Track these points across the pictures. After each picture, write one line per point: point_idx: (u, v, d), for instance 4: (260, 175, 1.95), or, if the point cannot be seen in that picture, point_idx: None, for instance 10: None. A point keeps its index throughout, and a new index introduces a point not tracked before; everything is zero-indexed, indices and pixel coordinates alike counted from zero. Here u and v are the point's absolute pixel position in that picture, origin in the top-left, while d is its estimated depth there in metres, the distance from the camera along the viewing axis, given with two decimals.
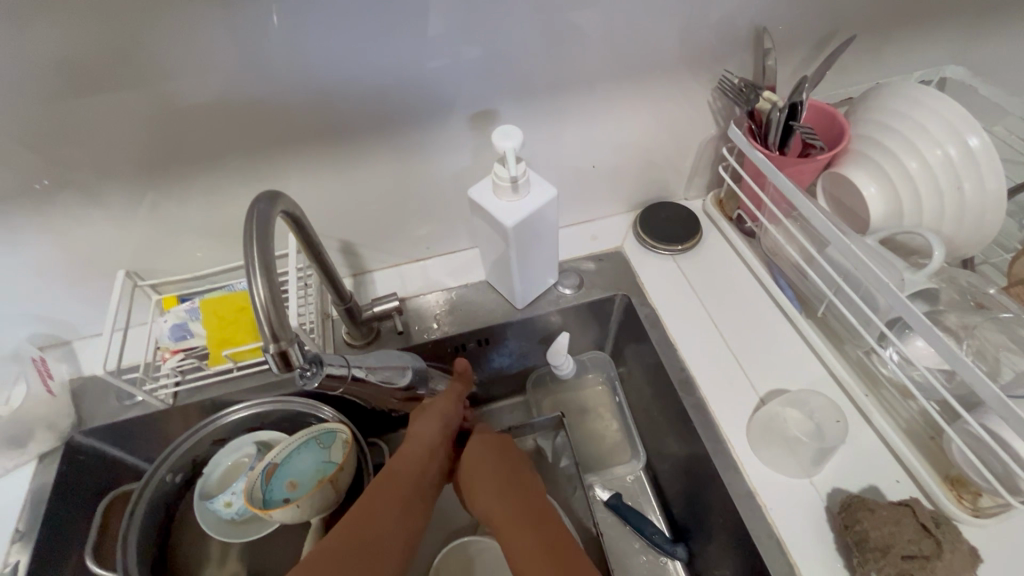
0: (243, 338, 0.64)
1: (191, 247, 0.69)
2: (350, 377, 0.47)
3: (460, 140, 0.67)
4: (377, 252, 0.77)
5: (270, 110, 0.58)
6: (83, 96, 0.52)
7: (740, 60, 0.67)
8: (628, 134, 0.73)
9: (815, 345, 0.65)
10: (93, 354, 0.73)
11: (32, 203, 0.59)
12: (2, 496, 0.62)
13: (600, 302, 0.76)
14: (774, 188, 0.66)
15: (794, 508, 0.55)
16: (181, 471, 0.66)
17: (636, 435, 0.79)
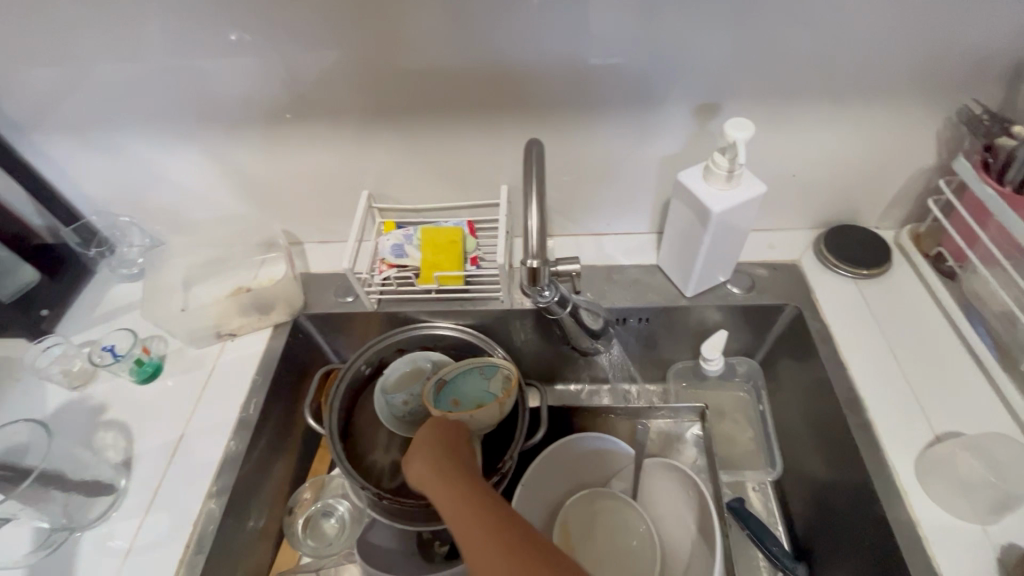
0: (450, 266, 0.76)
1: (416, 182, 0.81)
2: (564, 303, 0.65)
3: (672, 128, 0.72)
4: (562, 219, 0.84)
5: (519, 76, 0.67)
6: (388, 42, 0.65)
7: (987, 92, 0.65)
8: (839, 149, 0.73)
9: (1009, 398, 0.61)
10: (319, 255, 0.88)
11: (321, 121, 0.74)
12: (246, 346, 0.78)
13: (767, 309, 0.77)
14: (997, 225, 0.63)
15: (960, 549, 0.53)
16: (372, 365, 0.79)
17: (776, 448, 0.77)
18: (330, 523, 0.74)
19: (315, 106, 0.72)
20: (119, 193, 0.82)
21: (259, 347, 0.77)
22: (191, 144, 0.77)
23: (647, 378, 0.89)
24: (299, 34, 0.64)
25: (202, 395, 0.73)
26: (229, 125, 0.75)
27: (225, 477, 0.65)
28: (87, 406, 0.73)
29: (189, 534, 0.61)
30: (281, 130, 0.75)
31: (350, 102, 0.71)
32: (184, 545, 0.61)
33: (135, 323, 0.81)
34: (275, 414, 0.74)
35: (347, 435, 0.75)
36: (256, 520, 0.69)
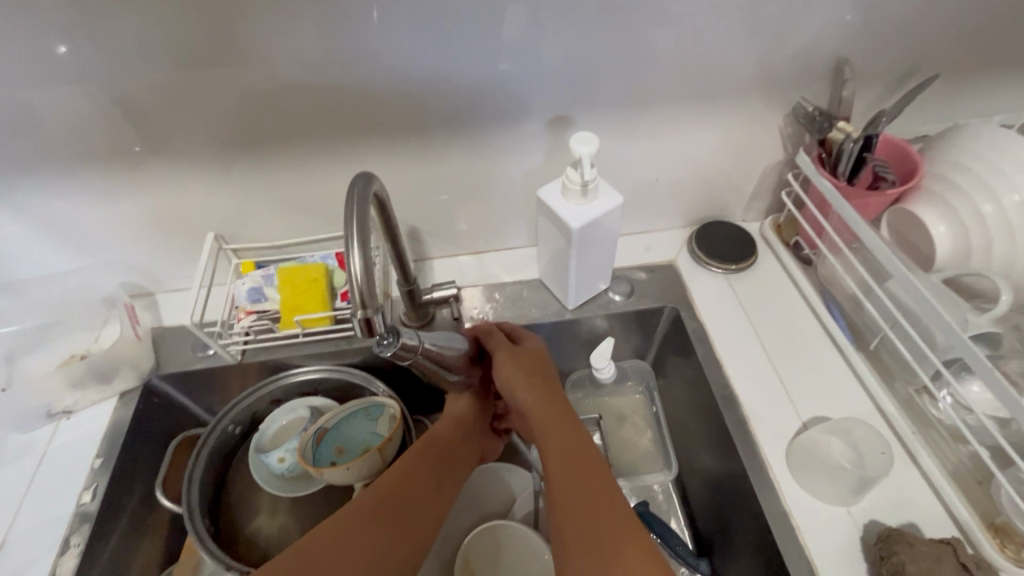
0: (314, 306, 0.70)
1: (273, 217, 0.74)
2: (420, 350, 0.53)
3: (532, 142, 0.70)
4: (439, 241, 0.81)
5: (360, 100, 0.63)
6: (205, 73, 0.58)
7: (816, 89, 0.68)
8: (696, 151, 0.74)
9: (863, 377, 0.65)
10: (174, 306, 0.79)
11: (145, 161, 0.65)
12: (84, 423, 0.68)
13: (648, 312, 0.78)
14: (838, 216, 0.67)
15: (830, 534, 0.55)
16: (241, 423, 0.72)
17: (671, 447, 0.78)
18: None
19: (132, 146, 0.64)
20: None
21: (101, 423, 0.68)
22: None
23: None
24: (93, 68, 0.56)
25: (30, 489, 0.62)
26: (32, 175, 0.65)
27: None
28: None
29: None
30: (98, 174, 0.66)
31: (174, 139, 0.64)
32: None
33: None
34: (127, 497, 0.65)
35: (218, 504, 0.68)
36: None
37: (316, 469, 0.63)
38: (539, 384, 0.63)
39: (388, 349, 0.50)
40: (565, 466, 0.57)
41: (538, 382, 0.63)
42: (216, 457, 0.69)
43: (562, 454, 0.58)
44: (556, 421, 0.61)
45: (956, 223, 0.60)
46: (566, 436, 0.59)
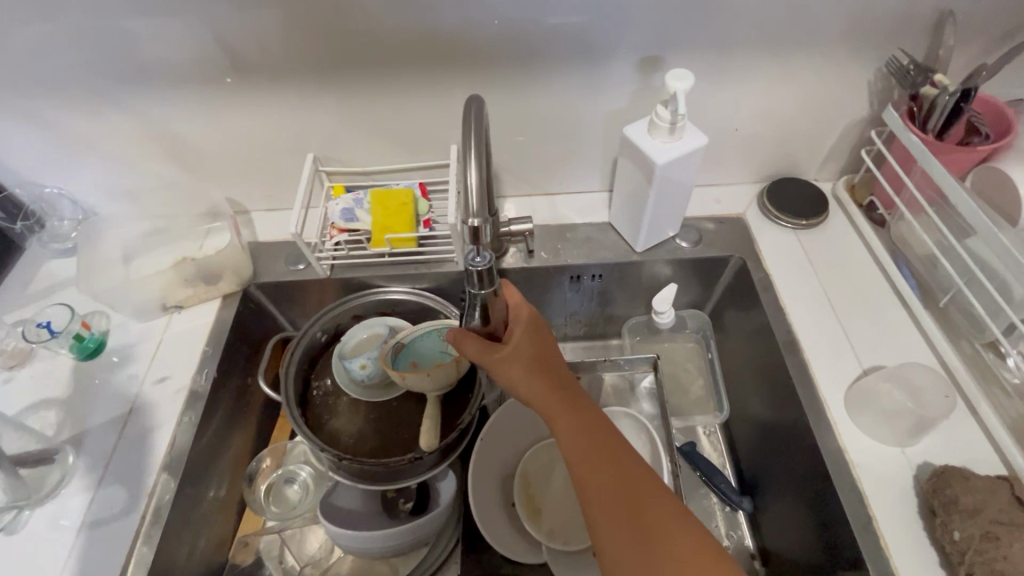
0: (402, 228, 0.75)
1: (365, 144, 0.79)
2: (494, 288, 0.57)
3: (620, 83, 0.72)
4: (515, 179, 0.85)
5: (462, 32, 0.66)
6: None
7: (913, 42, 0.68)
8: (779, 103, 0.75)
9: (929, 332, 0.66)
10: (268, 224, 0.86)
11: (259, 82, 0.71)
12: (194, 318, 0.76)
13: (714, 261, 0.80)
14: (921, 172, 0.67)
15: (882, 471, 0.58)
16: (327, 333, 0.79)
17: (723, 392, 0.81)
18: (290, 493, 0.73)
19: (251, 67, 0.69)
20: (43, 166, 0.77)
21: (208, 319, 0.75)
22: (120, 109, 0.72)
23: (604, 334, 0.92)
24: None
25: (150, 368, 0.71)
26: (161, 89, 0.71)
27: (180, 449, 0.64)
28: (24, 386, 0.70)
29: (145, 504, 0.60)
30: (218, 92, 0.72)
31: (288, 63, 0.69)
32: (140, 516, 0.60)
33: (72, 299, 0.78)
34: (229, 385, 0.73)
35: (304, 401, 0.75)
36: (217, 490, 0.69)
37: (399, 374, 0.69)
38: (542, 364, 0.60)
39: (476, 269, 0.53)
40: (586, 449, 0.55)
41: (543, 359, 0.61)
42: (305, 359, 0.76)
43: (583, 436, 0.56)
44: (566, 400, 0.58)
45: None
46: (580, 420, 0.57)
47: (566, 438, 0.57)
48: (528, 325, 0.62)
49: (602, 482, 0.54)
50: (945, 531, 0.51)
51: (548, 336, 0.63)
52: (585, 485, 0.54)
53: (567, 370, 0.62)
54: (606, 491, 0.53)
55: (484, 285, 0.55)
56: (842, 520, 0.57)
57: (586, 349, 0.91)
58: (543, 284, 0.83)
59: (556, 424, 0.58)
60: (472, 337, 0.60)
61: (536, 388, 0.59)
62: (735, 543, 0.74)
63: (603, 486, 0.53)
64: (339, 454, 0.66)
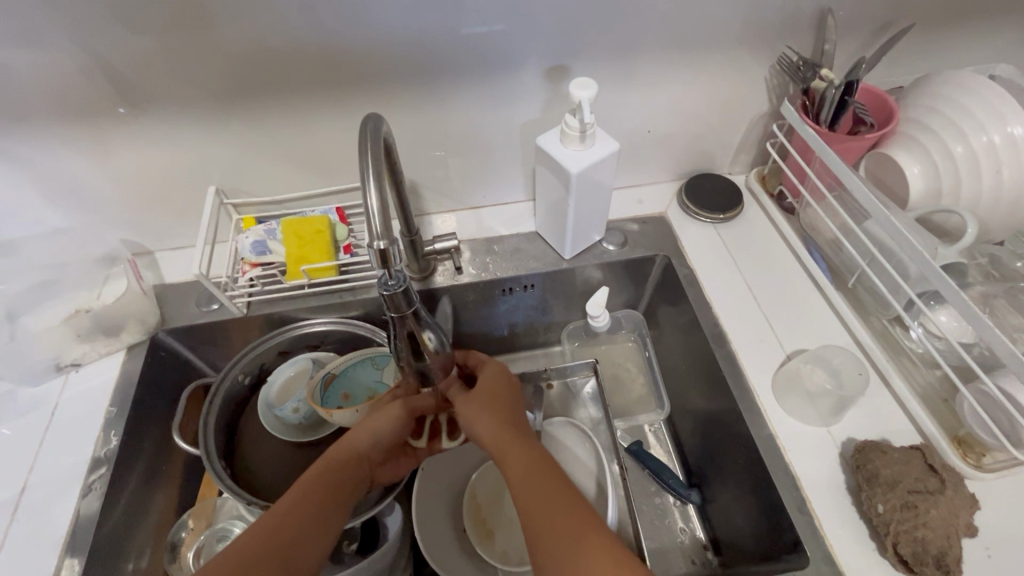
0: (320, 257, 0.71)
1: (272, 172, 0.75)
2: (415, 313, 0.52)
3: (531, 94, 0.72)
4: (437, 196, 0.83)
5: (362, 54, 0.64)
6: (208, 24, 0.58)
7: (800, 40, 0.71)
8: (685, 104, 0.77)
9: (841, 312, 0.70)
10: (175, 264, 0.80)
11: (146, 116, 0.66)
12: (95, 376, 0.69)
13: (641, 261, 0.81)
14: (820, 162, 0.71)
15: (813, 451, 0.60)
16: (250, 374, 0.73)
17: (663, 389, 0.82)
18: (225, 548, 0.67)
19: (134, 100, 0.64)
20: None
21: (111, 375, 0.69)
22: None
23: (544, 342, 0.91)
24: (93, 18, 0.56)
25: (46, 438, 0.64)
26: (30, 129, 0.64)
27: (86, 525, 0.58)
28: None
29: None
30: (99, 129, 0.66)
31: (176, 94, 0.64)
32: None
33: None
34: (141, 445, 0.67)
35: (232, 453, 0.69)
36: (136, 562, 0.63)
37: (326, 410, 0.65)
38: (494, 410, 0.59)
39: (389, 292, 0.49)
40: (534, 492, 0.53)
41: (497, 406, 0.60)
42: (228, 405, 0.70)
43: (534, 474, 0.54)
44: (518, 438, 0.57)
45: (928, 165, 0.64)
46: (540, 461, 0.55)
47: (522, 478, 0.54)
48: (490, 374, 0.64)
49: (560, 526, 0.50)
50: (870, 504, 0.53)
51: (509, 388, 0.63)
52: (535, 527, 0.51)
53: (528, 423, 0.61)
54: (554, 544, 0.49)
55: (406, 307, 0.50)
56: (779, 505, 0.58)
57: (528, 360, 0.91)
58: (477, 299, 0.81)
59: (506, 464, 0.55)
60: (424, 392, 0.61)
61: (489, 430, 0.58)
62: (689, 537, 0.74)
63: (551, 530, 0.50)
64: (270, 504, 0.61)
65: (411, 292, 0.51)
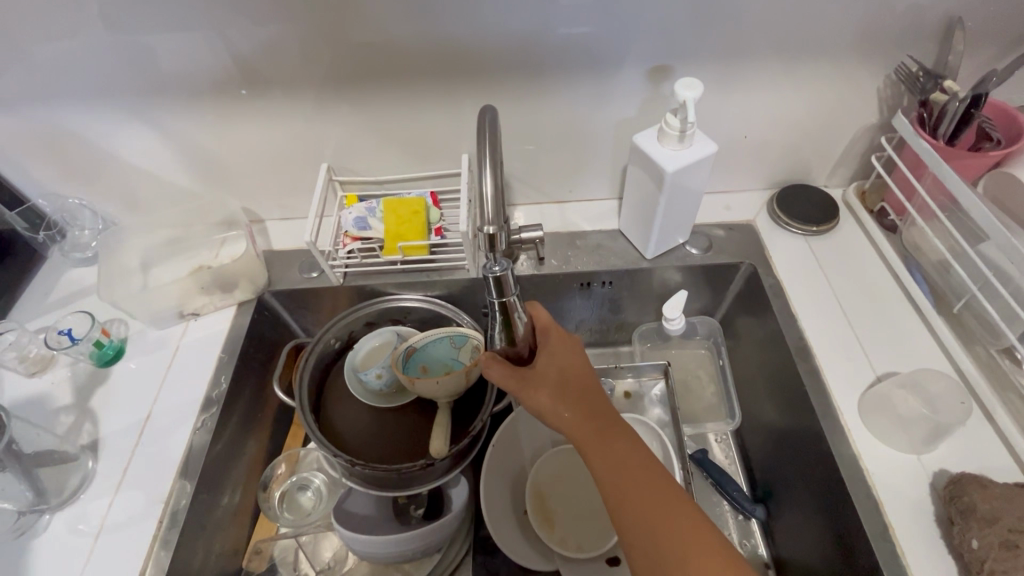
0: (414, 236, 0.76)
1: (377, 154, 0.80)
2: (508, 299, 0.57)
3: (630, 92, 0.73)
4: (525, 188, 0.86)
5: (474, 48, 0.68)
6: (340, 14, 0.64)
7: (922, 50, 0.68)
8: (787, 111, 0.75)
9: (942, 338, 0.66)
10: (282, 233, 0.87)
11: (276, 95, 0.73)
12: (210, 325, 0.77)
13: (724, 267, 0.80)
14: (933, 178, 0.67)
15: (898, 477, 0.58)
16: (340, 340, 0.79)
17: (734, 399, 0.80)
18: (304, 500, 0.74)
19: (268, 80, 0.71)
20: (67, 176, 0.79)
21: (223, 326, 0.77)
22: (141, 121, 0.74)
23: (615, 341, 0.91)
24: (247, 8, 0.63)
25: (167, 375, 0.72)
26: (181, 102, 0.73)
27: (197, 456, 0.65)
28: (42, 394, 0.70)
29: (161, 510, 0.61)
30: (235, 105, 0.74)
31: (303, 77, 0.70)
32: (157, 521, 0.60)
33: (92, 306, 0.79)
34: (243, 391, 0.74)
35: (319, 409, 0.75)
36: (231, 496, 0.70)
37: (409, 380, 0.69)
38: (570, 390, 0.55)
39: (493, 277, 0.54)
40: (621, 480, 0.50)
41: (575, 389, 0.56)
42: (319, 365, 0.76)
43: (618, 469, 0.51)
44: (596, 429, 0.53)
45: None
46: (630, 454, 0.52)
47: (612, 472, 0.51)
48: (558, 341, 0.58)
49: (658, 523, 0.48)
50: (963, 538, 0.51)
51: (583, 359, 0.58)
52: (621, 515, 0.49)
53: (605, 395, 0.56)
54: (644, 531, 0.48)
55: (501, 294, 0.56)
56: (857, 529, 0.56)
57: (597, 356, 0.91)
58: (554, 291, 0.83)
59: (591, 458, 0.52)
60: (498, 361, 0.57)
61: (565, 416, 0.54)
62: (750, 552, 0.73)
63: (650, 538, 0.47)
64: (352, 461, 0.65)
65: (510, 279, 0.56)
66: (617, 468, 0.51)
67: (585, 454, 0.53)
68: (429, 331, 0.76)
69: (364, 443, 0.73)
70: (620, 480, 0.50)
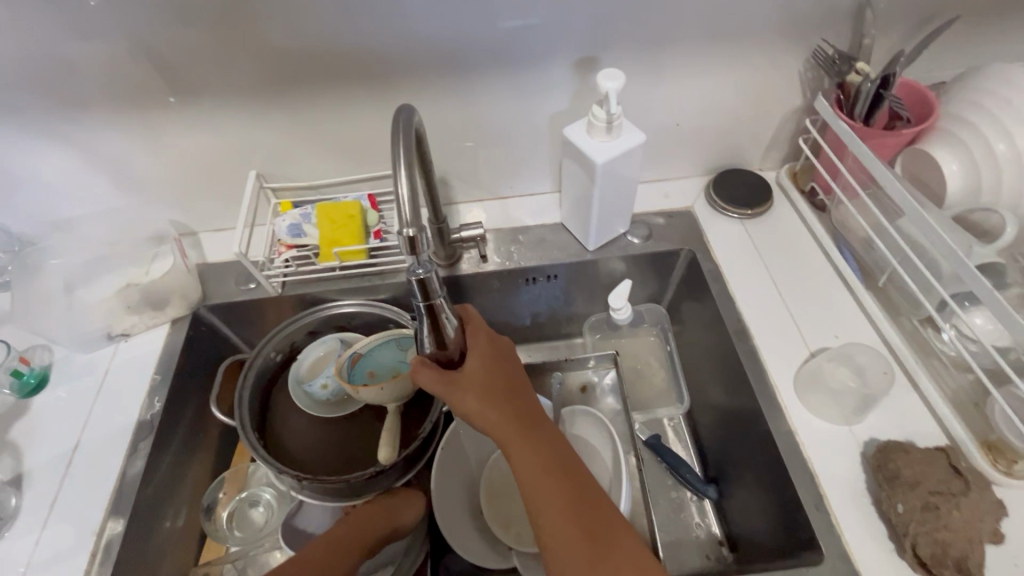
0: (350, 240, 0.75)
1: (309, 158, 0.78)
2: (437, 304, 0.52)
3: (561, 84, 0.73)
4: (466, 185, 0.85)
5: (398, 47, 0.67)
6: (252, 16, 0.62)
7: (837, 33, 0.70)
8: (716, 98, 0.76)
9: (870, 311, 0.68)
10: (217, 244, 0.84)
11: (194, 102, 0.70)
12: (142, 345, 0.74)
13: (666, 254, 0.81)
14: (854, 157, 0.69)
15: (832, 448, 0.60)
16: (281, 352, 0.77)
17: (683, 383, 0.82)
18: (254, 519, 0.71)
19: (183, 87, 0.68)
20: None
21: (156, 346, 0.74)
22: (49, 136, 0.70)
23: (567, 334, 0.92)
24: (151, 12, 0.60)
25: (96, 401, 0.69)
26: (91, 113, 0.69)
27: (131, 483, 0.62)
28: None
29: (94, 542, 0.58)
30: (152, 114, 0.70)
31: (222, 83, 0.68)
32: (89, 554, 0.58)
33: (11, 334, 0.75)
34: (181, 412, 0.71)
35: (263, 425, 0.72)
36: (174, 520, 0.67)
37: (352, 388, 0.67)
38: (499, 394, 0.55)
39: (418, 280, 0.49)
40: (544, 482, 0.51)
41: (503, 392, 0.56)
42: (260, 381, 0.74)
43: (543, 470, 0.52)
44: (523, 430, 0.54)
45: (969, 162, 0.62)
46: (553, 455, 0.53)
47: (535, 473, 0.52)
48: (488, 345, 0.58)
49: (574, 523, 0.50)
50: (889, 504, 0.52)
51: (512, 363, 0.59)
52: (540, 515, 0.50)
53: (532, 398, 0.58)
54: (563, 531, 0.49)
55: (426, 297, 0.51)
56: (795, 502, 0.58)
57: (549, 349, 0.92)
58: (501, 288, 0.83)
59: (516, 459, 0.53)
60: (427, 364, 0.55)
61: (492, 417, 0.54)
62: (704, 532, 0.74)
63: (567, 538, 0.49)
64: (299, 475, 0.63)
65: (437, 281, 0.51)
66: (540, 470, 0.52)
67: (509, 455, 0.53)
68: (374, 335, 0.74)
69: (314, 458, 0.71)
70: (542, 482, 0.51)
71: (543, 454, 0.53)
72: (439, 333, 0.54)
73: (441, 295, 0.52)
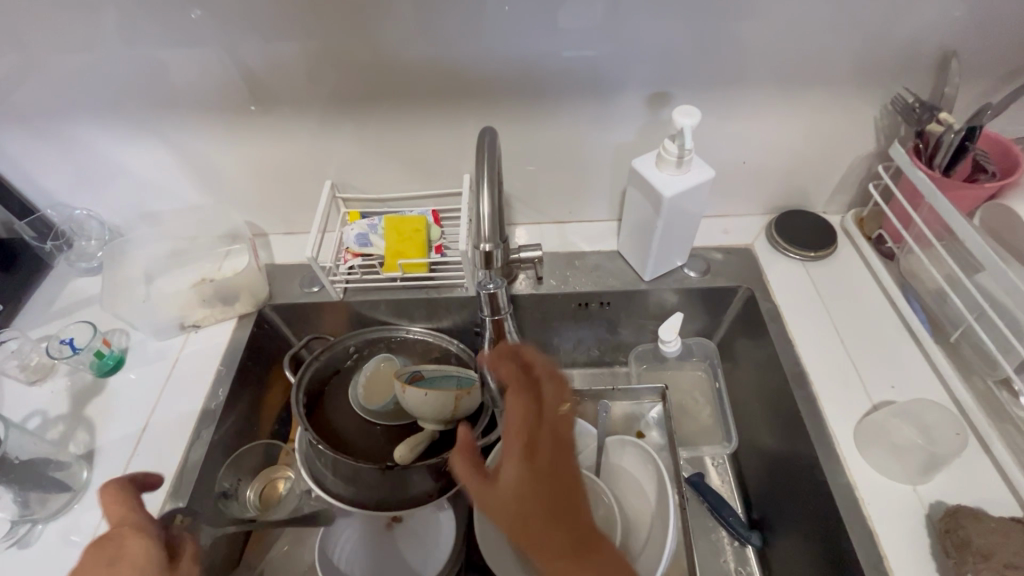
0: (415, 253, 0.77)
1: (381, 173, 0.82)
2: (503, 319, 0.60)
3: (630, 117, 0.74)
4: (526, 208, 0.87)
5: (477, 74, 0.70)
6: (346, 40, 0.66)
7: (917, 82, 0.69)
8: (785, 138, 0.76)
9: (939, 367, 0.66)
10: (285, 248, 0.89)
11: (283, 115, 0.74)
12: (210, 337, 0.78)
13: (722, 290, 0.80)
14: (929, 208, 0.68)
15: (893, 508, 0.57)
16: (360, 350, 0.80)
17: (731, 422, 0.80)
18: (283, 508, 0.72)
19: (273, 100, 0.72)
20: (76, 189, 0.81)
21: (223, 339, 0.77)
22: (150, 138, 0.76)
23: (613, 362, 0.92)
24: (256, 33, 0.65)
25: (166, 386, 0.72)
26: (190, 119, 0.74)
27: (192, 469, 0.65)
28: (40, 403, 0.71)
29: None
30: (242, 123, 0.75)
31: (310, 98, 0.72)
32: None
33: (95, 316, 0.80)
34: (241, 405, 0.74)
35: (314, 408, 0.74)
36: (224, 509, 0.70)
37: (402, 386, 0.68)
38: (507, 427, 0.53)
39: (488, 291, 0.58)
40: (540, 524, 0.47)
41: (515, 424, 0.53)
42: (326, 369, 0.77)
43: (539, 512, 0.47)
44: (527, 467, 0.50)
45: None
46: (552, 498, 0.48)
47: (530, 516, 0.47)
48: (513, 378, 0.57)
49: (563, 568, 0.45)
50: (958, 573, 0.50)
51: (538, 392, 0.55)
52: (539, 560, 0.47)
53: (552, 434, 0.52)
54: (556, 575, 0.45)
55: (493, 311, 0.59)
56: (853, 560, 0.55)
57: (594, 375, 0.92)
58: (553, 311, 0.84)
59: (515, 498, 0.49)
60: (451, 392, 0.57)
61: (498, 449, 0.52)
62: None
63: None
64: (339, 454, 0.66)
65: (504, 296, 0.59)
66: (535, 510, 0.48)
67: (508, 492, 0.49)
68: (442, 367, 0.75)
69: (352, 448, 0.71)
70: (538, 524, 0.47)
71: (542, 496, 0.48)
72: (501, 346, 0.62)
73: (507, 313, 0.60)
